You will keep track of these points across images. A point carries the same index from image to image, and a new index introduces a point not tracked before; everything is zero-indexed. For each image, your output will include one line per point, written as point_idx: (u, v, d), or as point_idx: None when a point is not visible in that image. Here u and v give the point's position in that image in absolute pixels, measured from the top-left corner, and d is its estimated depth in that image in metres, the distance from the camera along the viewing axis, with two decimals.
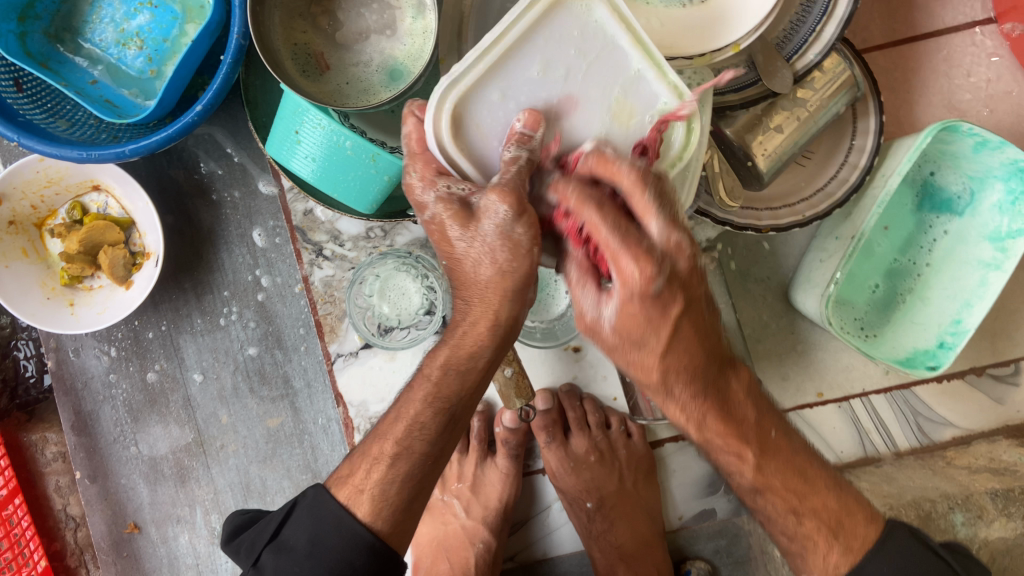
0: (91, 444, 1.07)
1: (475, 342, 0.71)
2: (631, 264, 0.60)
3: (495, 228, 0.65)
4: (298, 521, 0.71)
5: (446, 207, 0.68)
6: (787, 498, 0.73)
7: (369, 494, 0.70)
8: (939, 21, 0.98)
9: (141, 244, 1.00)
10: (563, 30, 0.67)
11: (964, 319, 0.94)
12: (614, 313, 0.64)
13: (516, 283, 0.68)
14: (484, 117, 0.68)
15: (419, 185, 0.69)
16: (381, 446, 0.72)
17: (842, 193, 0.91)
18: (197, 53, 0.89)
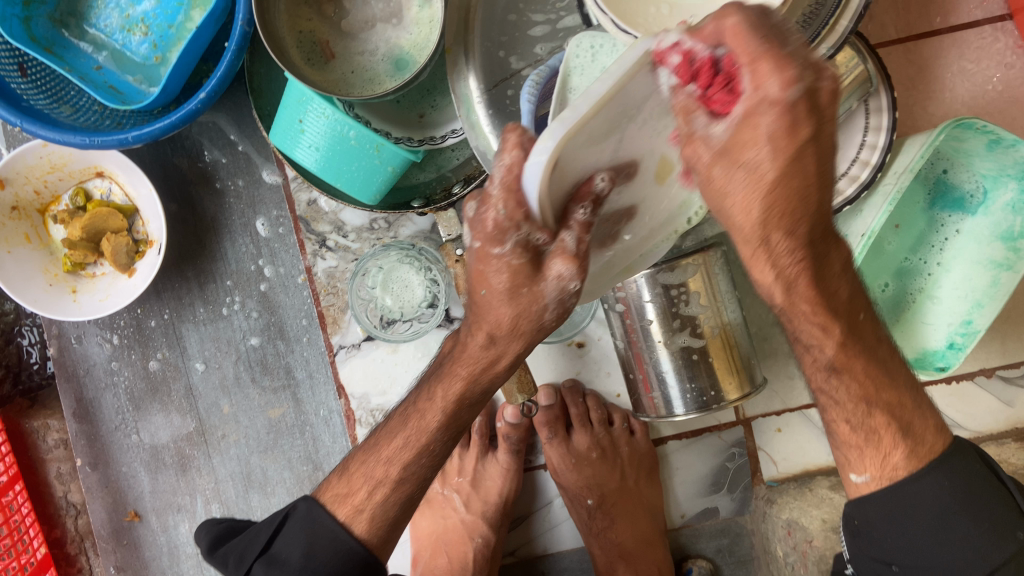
0: (92, 431, 1.07)
1: (491, 375, 0.71)
2: (773, 78, 0.46)
3: (556, 289, 0.62)
4: (291, 533, 0.74)
5: (520, 253, 0.59)
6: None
7: (369, 513, 0.74)
8: (955, 16, 0.96)
9: (144, 232, 1.00)
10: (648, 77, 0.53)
11: (974, 320, 0.92)
12: (729, 133, 0.49)
13: (555, 323, 0.67)
14: (572, 163, 0.54)
15: (498, 222, 0.57)
16: (386, 470, 0.75)
17: (853, 190, 0.90)
18: (201, 40, 0.89)
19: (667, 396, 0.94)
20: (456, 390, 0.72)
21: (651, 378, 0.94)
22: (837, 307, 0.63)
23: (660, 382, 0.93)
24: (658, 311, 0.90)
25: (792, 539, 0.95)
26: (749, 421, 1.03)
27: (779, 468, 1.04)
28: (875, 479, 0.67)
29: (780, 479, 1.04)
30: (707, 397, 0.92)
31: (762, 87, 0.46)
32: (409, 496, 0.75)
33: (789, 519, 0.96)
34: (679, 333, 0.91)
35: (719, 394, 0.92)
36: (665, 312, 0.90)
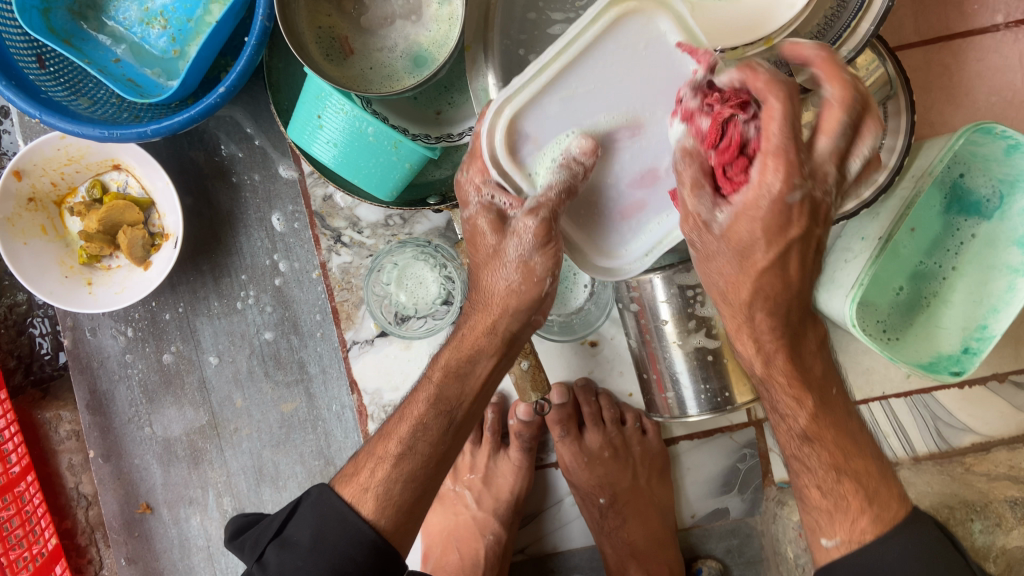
0: (106, 423, 1.07)
1: (473, 341, 0.77)
2: (778, 174, 0.59)
3: (517, 252, 0.72)
4: (302, 519, 0.74)
5: (485, 213, 0.73)
6: (833, 455, 0.73)
7: (374, 493, 0.73)
8: (975, 20, 0.96)
9: (160, 225, 1.00)
10: (623, 41, 0.65)
11: (989, 325, 0.92)
12: (728, 218, 0.64)
13: (525, 288, 0.74)
14: (540, 124, 0.68)
15: (468, 184, 0.74)
16: (386, 446, 0.76)
17: (871, 194, 0.89)
18: (221, 35, 0.89)
19: (681, 396, 0.94)
20: (443, 360, 0.79)
21: (665, 379, 0.94)
22: (810, 380, 0.73)
23: (674, 382, 0.94)
24: (672, 312, 0.90)
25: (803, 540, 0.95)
26: (761, 423, 1.03)
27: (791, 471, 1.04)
28: (844, 543, 0.73)
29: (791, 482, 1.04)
30: (720, 399, 0.92)
31: (761, 164, 0.60)
32: (411, 472, 0.75)
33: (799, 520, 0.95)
34: (693, 333, 0.91)
35: (732, 396, 0.91)
36: (680, 313, 0.90)
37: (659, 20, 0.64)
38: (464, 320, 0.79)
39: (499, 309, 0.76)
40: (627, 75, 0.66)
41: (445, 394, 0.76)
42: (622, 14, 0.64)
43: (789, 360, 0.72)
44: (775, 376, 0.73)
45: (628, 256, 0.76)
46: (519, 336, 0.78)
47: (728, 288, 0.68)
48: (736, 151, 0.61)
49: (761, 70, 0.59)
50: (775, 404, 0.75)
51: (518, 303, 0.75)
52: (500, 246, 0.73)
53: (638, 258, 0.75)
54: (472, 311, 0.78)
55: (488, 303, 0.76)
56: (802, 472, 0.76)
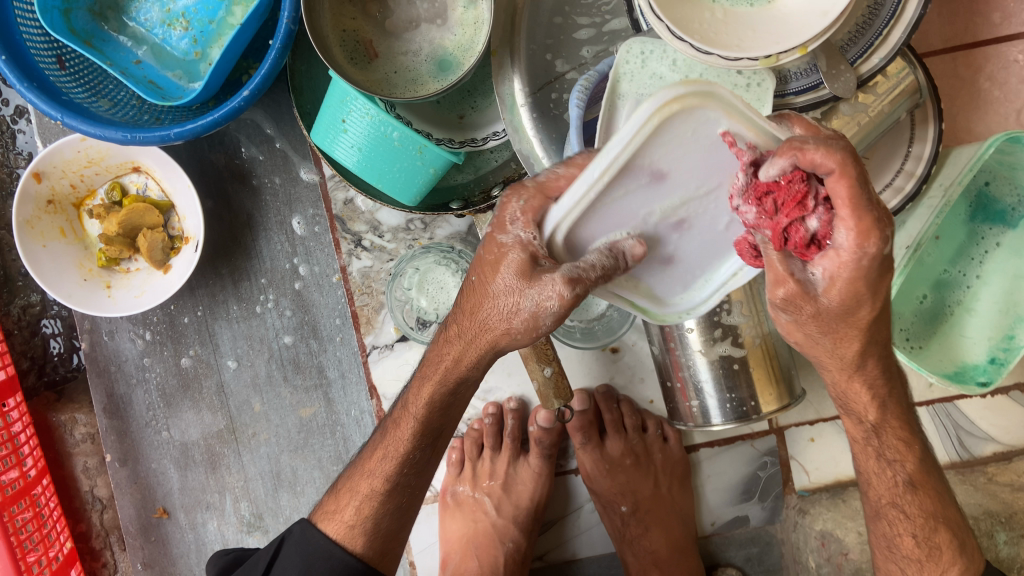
0: (123, 427, 1.07)
1: (458, 371, 0.68)
2: (875, 242, 0.51)
3: (535, 307, 0.59)
4: (286, 559, 0.75)
5: (518, 251, 0.59)
6: (925, 505, 0.74)
7: (360, 528, 0.74)
8: (1001, 27, 0.95)
9: (179, 228, 0.99)
10: (675, 135, 0.54)
11: (1016, 335, 0.92)
12: (826, 280, 0.56)
13: (522, 335, 0.62)
14: (592, 229, 0.59)
15: (515, 211, 0.59)
16: (369, 483, 0.74)
17: (897, 202, 0.89)
18: (244, 37, 0.88)
19: (705, 406, 0.93)
20: (426, 394, 0.70)
21: (689, 387, 0.93)
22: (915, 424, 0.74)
23: (697, 392, 0.93)
24: (698, 321, 0.89)
25: (825, 551, 0.95)
26: (782, 430, 1.03)
27: (810, 478, 1.03)
28: None
29: (811, 489, 1.04)
30: (747, 407, 0.92)
31: (847, 235, 0.51)
32: (398, 506, 0.75)
33: (823, 531, 0.96)
34: (719, 342, 0.90)
35: (758, 405, 0.92)
36: (704, 322, 0.89)
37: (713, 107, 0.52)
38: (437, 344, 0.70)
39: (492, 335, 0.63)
40: (684, 164, 0.56)
41: (430, 425, 0.72)
42: (673, 115, 0.52)
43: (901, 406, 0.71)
44: (888, 422, 0.72)
45: (682, 303, 0.68)
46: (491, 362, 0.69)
47: (835, 348, 0.63)
48: (806, 230, 0.53)
49: (810, 147, 0.48)
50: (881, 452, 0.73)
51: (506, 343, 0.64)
52: (517, 292, 0.59)
53: (693, 306, 0.68)
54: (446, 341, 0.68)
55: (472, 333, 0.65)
56: (898, 520, 0.75)
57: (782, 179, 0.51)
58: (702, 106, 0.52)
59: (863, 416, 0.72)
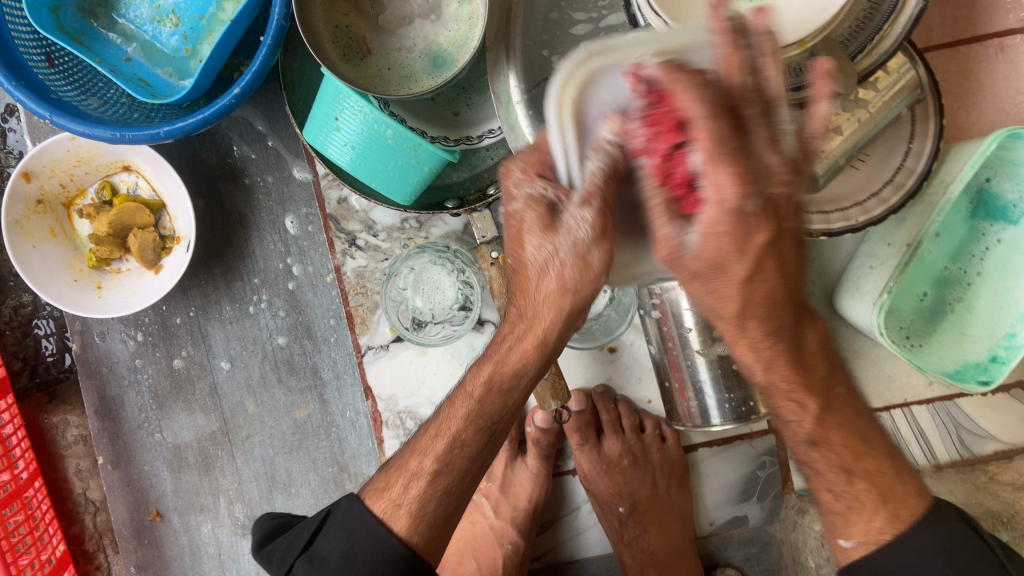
0: (115, 429, 1.05)
1: (519, 355, 0.68)
2: (733, 180, 0.51)
3: (570, 244, 0.61)
4: (330, 534, 0.69)
5: (535, 206, 0.62)
6: (841, 454, 0.66)
7: (406, 508, 0.67)
8: (1001, 22, 0.94)
9: (171, 227, 0.98)
10: (599, 84, 0.54)
11: (1017, 333, 0.91)
12: (700, 239, 0.55)
13: (579, 285, 0.63)
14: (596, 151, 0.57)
15: (517, 175, 0.62)
16: (419, 462, 0.69)
17: (897, 199, 0.88)
18: (234, 34, 0.87)
19: (703, 406, 0.92)
20: (484, 374, 0.68)
21: (687, 387, 0.92)
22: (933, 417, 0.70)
23: (696, 391, 0.92)
24: (695, 320, 0.88)
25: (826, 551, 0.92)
26: None
27: None
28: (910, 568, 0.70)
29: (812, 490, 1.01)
30: (745, 408, 0.91)
31: (713, 183, 0.52)
32: (447, 490, 0.68)
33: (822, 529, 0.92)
34: (717, 341, 0.89)
35: (757, 405, 0.91)
36: (703, 323, 0.88)
37: (606, 56, 0.53)
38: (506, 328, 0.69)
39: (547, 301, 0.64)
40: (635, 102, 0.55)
41: (485, 408, 0.68)
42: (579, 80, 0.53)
43: (790, 364, 0.63)
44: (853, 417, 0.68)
45: None
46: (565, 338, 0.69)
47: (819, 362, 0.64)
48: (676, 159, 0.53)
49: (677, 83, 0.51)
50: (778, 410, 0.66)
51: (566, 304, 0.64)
52: (551, 243, 0.62)
53: None
54: (515, 319, 0.68)
55: (535, 309, 0.66)
56: None
57: (652, 109, 0.53)
58: (600, 64, 0.53)
59: (752, 375, 0.65)
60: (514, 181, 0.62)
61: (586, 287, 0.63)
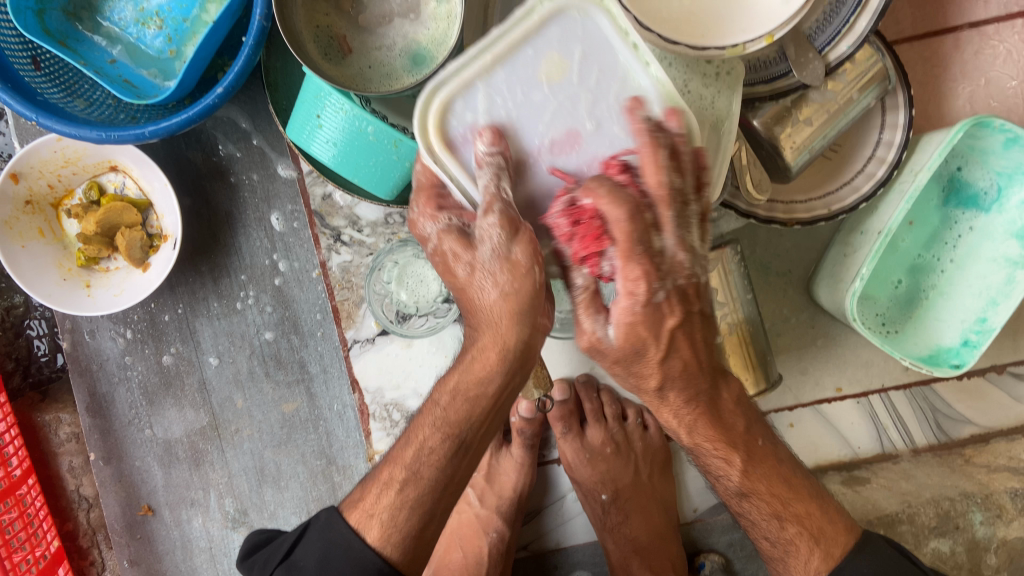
0: (106, 426, 1.07)
1: (482, 366, 0.72)
2: (644, 278, 0.64)
3: (491, 252, 0.67)
4: (309, 543, 0.72)
5: (448, 235, 0.71)
6: (771, 503, 0.76)
7: (379, 518, 0.70)
8: (969, 13, 0.96)
9: (158, 226, 0.99)
10: (457, 110, 0.66)
11: (989, 318, 0.93)
12: (617, 330, 0.68)
13: (518, 287, 0.68)
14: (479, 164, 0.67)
15: (425, 222, 0.73)
16: (391, 472, 0.73)
17: (868, 188, 0.90)
18: (217, 35, 0.88)
19: None
20: (450, 385, 0.74)
21: None
22: None
23: None
24: None
25: None
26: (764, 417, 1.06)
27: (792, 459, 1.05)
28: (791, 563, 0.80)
29: None
30: None
31: (627, 279, 0.65)
32: (418, 498, 0.71)
33: None
34: None
35: None
36: None
37: (445, 88, 0.66)
38: (472, 342, 0.73)
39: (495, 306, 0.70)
40: (499, 113, 0.66)
41: (453, 416, 0.72)
42: (436, 111, 0.66)
43: (709, 425, 0.76)
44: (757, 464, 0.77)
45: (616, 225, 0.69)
46: (532, 347, 0.72)
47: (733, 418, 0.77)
48: (594, 268, 0.67)
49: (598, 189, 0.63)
50: (705, 462, 0.78)
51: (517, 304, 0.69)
52: (473, 258, 0.70)
53: None
54: (477, 331, 0.73)
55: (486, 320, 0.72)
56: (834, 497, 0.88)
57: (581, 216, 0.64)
58: (451, 94, 0.66)
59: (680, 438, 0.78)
60: (422, 224, 0.73)
61: (521, 288, 0.68)
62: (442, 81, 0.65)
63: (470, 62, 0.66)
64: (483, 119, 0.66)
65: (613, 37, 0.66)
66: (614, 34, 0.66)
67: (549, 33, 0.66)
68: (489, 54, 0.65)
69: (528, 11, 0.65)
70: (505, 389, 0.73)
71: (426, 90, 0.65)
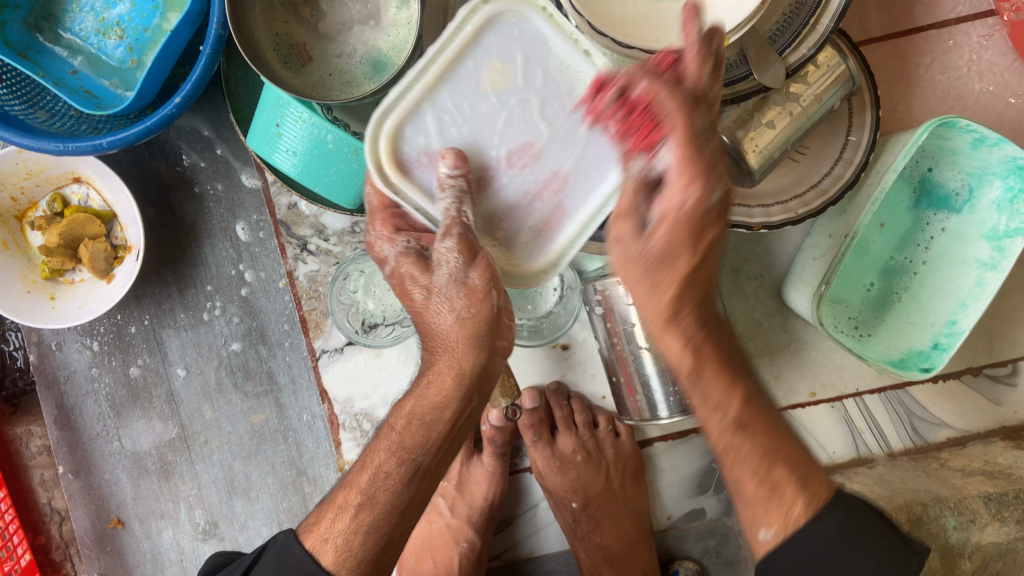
0: (74, 438, 1.06)
1: (439, 389, 0.70)
2: (692, 189, 0.58)
3: (448, 279, 0.69)
4: (265, 565, 0.70)
5: (404, 258, 0.72)
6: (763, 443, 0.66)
7: (334, 543, 0.68)
8: (939, 12, 0.95)
9: (122, 237, 0.99)
10: (405, 134, 0.69)
11: (959, 320, 0.91)
12: (658, 229, 0.61)
13: (473, 312, 0.70)
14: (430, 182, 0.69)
15: (381, 245, 0.73)
16: (346, 496, 0.70)
17: (836, 190, 0.89)
18: (176, 44, 0.88)
19: (651, 399, 0.93)
20: (407, 409, 0.72)
21: (635, 381, 0.93)
22: None
23: (644, 386, 0.93)
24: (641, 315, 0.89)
25: None
26: None
27: None
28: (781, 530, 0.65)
29: None
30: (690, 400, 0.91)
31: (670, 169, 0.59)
32: (373, 525, 0.68)
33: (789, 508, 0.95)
34: None
35: None
36: None
37: (391, 116, 0.68)
38: (427, 367, 0.73)
39: (454, 329, 0.70)
40: (449, 132, 0.69)
41: (410, 440, 0.70)
42: (386, 138, 0.68)
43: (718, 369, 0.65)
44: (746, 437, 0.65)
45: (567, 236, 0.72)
46: (488, 370, 0.72)
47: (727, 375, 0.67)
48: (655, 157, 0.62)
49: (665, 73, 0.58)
50: None
51: (472, 329, 0.70)
52: (430, 282, 0.71)
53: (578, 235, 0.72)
54: (433, 356, 0.72)
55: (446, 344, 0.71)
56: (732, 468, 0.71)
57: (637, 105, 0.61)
58: (397, 118, 0.68)
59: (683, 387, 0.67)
60: (381, 248, 0.73)
61: (477, 314, 0.70)
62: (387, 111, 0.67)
63: (411, 87, 0.67)
64: (436, 141, 0.69)
65: (551, 35, 0.68)
66: (553, 31, 0.67)
67: (486, 42, 0.68)
68: (429, 75, 0.68)
69: (462, 24, 0.67)
70: (462, 413, 0.72)
71: (374, 123, 0.67)
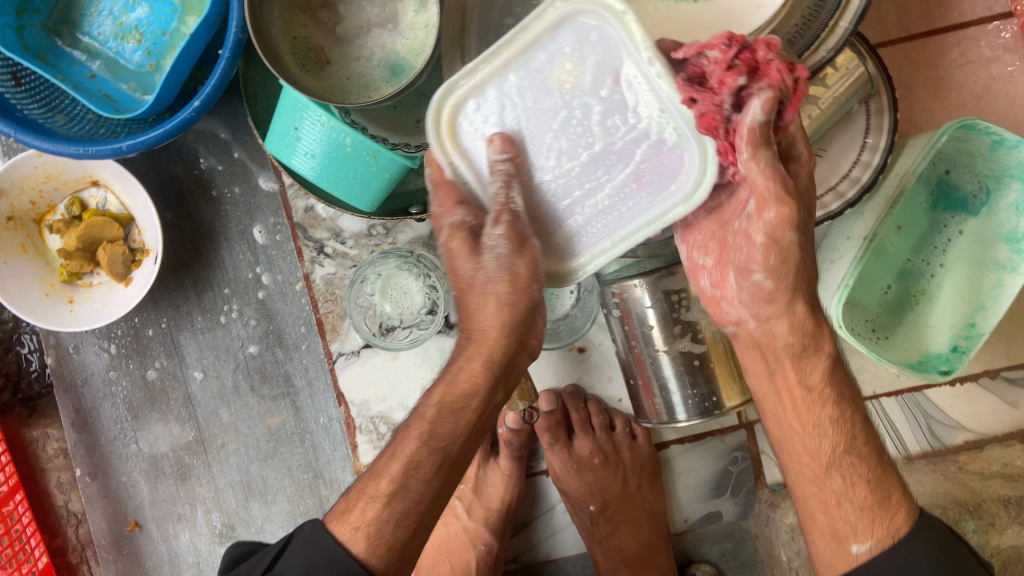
0: (92, 441, 1.06)
1: (465, 379, 0.69)
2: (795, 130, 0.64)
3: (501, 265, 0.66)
4: (291, 557, 0.69)
5: (456, 233, 0.68)
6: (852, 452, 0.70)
7: (364, 532, 0.67)
8: (956, 15, 0.95)
9: (140, 240, 0.99)
10: (469, 110, 0.67)
11: (977, 322, 0.91)
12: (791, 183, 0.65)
13: (515, 298, 0.67)
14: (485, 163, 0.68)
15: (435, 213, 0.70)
16: (376, 484, 0.69)
17: (854, 194, 0.88)
18: (195, 48, 0.88)
19: (669, 402, 0.93)
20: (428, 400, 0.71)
21: (653, 383, 0.93)
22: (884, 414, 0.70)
23: (662, 388, 0.93)
24: (658, 317, 0.89)
25: (795, 544, 0.96)
26: (752, 425, 1.03)
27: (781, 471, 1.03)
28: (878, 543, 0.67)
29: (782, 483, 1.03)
30: (708, 403, 0.91)
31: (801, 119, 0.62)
32: (401, 513, 0.68)
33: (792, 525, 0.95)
34: (680, 338, 0.90)
35: (720, 400, 0.91)
36: (665, 320, 0.89)
37: (458, 88, 0.66)
38: (453, 356, 0.71)
39: (482, 323, 0.68)
40: (510, 120, 0.67)
41: (437, 430, 0.68)
42: (448, 109, 0.67)
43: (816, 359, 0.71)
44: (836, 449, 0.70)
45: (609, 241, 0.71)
46: (513, 364, 0.70)
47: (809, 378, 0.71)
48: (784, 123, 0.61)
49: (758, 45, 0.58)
50: None
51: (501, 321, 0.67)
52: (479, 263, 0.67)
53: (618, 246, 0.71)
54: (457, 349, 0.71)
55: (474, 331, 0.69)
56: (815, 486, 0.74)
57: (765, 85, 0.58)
58: (463, 93, 0.66)
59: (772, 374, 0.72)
60: (439, 218, 0.69)
61: (519, 300, 0.67)
62: (454, 83, 0.66)
63: (483, 65, 0.65)
64: (495, 125, 0.67)
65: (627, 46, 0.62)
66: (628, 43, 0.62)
67: (561, 37, 0.64)
68: (500, 58, 0.65)
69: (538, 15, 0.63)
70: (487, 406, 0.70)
71: (439, 92, 0.66)
